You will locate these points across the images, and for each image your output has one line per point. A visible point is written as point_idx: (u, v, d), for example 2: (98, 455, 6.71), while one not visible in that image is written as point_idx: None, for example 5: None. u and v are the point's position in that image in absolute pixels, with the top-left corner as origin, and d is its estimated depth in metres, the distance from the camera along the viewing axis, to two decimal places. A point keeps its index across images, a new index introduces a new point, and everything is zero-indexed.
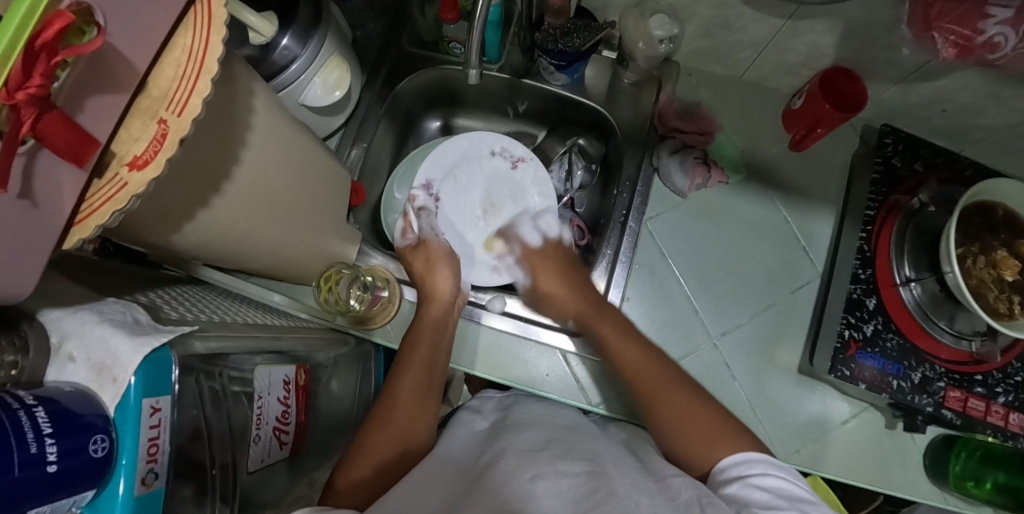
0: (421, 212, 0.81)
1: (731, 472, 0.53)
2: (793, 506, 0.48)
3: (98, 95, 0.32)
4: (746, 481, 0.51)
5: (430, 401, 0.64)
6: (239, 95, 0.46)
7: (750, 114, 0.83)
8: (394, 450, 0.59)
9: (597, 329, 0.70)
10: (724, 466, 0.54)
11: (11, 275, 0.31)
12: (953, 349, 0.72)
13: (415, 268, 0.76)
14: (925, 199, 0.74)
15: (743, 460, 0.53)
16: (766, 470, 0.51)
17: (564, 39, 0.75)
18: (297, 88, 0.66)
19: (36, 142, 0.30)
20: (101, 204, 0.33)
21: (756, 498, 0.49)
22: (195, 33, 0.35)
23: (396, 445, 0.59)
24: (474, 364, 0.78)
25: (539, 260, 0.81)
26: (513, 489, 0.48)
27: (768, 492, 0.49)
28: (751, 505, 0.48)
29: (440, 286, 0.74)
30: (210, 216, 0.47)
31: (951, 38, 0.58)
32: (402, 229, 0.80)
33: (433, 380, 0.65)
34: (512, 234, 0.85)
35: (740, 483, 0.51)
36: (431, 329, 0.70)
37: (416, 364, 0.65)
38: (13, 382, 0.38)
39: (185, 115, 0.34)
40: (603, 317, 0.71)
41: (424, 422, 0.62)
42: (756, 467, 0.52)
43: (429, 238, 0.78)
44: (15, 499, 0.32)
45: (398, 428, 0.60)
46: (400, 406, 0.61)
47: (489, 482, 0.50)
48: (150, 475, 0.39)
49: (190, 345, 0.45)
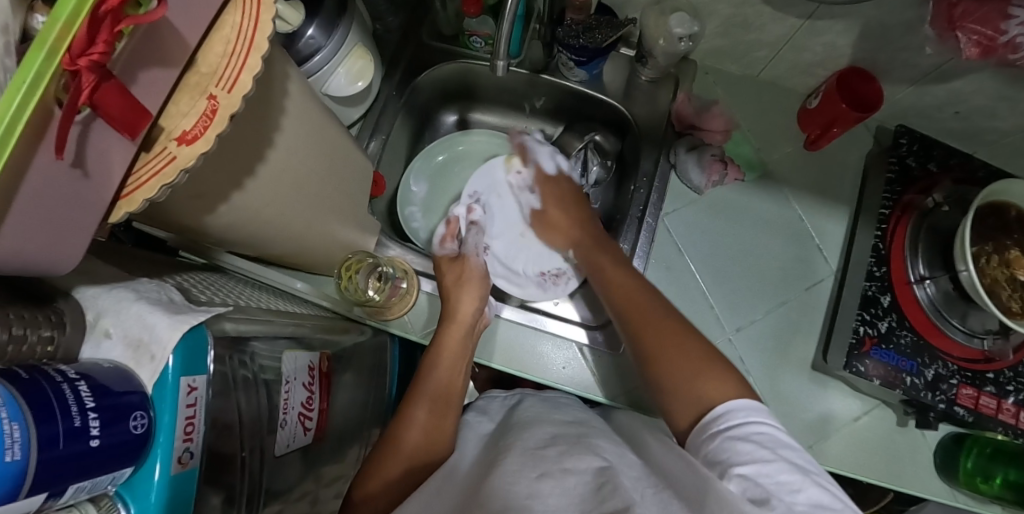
0: (471, 226, 0.85)
1: (714, 426, 0.51)
2: (776, 455, 0.46)
3: (151, 68, 0.32)
4: (728, 434, 0.50)
5: (446, 423, 0.63)
6: (277, 80, 0.46)
7: (765, 114, 0.84)
8: (407, 467, 0.59)
9: (595, 261, 0.75)
10: (708, 422, 0.52)
11: (59, 244, 0.31)
12: (966, 347, 0.73)
13: (447, 282, 0.75)
14: (939, 199, 0.75)
15: (725, 411, 0.52)
16: (748, 419, 0.50)
17: (585, 35, 0.75)
18: (321, 78, 0.67)
19: (91, 111, 0.30)
20: (148, 178, 0.34)
21: (738, 449, 0.47)
22: (244, 11, 0.35)
23: (412, 458, 0.59)
24: (491, 358, 0.78)
25: (554, 189, 0.85)
26: (518, 486, 0.48)
27: (749, 442, 0.48)
28: (732, 457, 0.47)
29: (465, 305, 0.73)
30: (244, 198, 0.48)
31: (975, 39, 0.59)
32: (443, 237, 0.83)
33: (449, 404, 0.65)
34: (529, 155, 0.88)
35: (723, 437, 0.50)
36: (451, 351, 0.69)
37: (431, 391, 0.65)
38: (50, 358, 0.37)
39: (236, 92, 0.35)
40: (595, 248, 0.77)
41: (442, 438, 0.62)
42: (738, 417, 0.51)
43: (468, 256, 0.79)
44: (61, 472, 0.31)
45: (412, 445, 0.60)
46: (417, 425, 0.62)
47: (494, 478, 0.50)
48: (186, 453, 0.38)
49: (221, 326, 0.44)
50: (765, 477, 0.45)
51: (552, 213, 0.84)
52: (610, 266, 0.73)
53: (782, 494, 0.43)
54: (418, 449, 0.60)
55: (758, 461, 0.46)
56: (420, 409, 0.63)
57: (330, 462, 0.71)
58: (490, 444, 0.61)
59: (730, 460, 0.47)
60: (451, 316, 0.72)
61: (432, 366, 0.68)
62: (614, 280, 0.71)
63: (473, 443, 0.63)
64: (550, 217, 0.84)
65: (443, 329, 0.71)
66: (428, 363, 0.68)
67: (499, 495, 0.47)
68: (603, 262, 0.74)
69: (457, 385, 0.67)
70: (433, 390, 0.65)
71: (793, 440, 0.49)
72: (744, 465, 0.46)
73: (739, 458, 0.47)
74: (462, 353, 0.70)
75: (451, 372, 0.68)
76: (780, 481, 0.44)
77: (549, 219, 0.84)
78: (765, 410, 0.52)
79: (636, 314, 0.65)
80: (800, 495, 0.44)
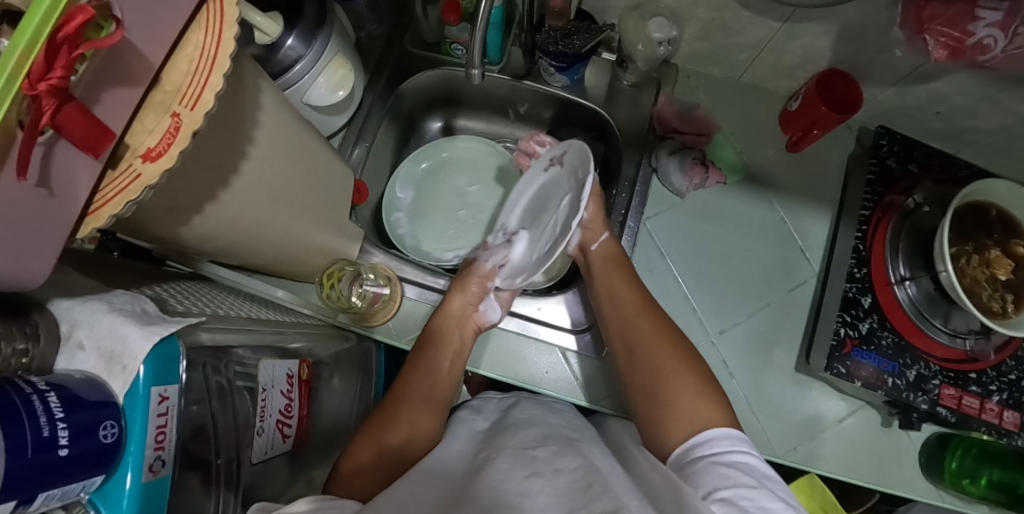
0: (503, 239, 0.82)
1: (695, 452, 0.53)
2: (760, 484, 0.48)
3: (114, 88, 0.33)
4: (711, 459, 0.51)
5: (430, 422, 0.63)
6: (248, 93, 0.47)
7: (747, 116, 0.85)
8: (376, 457, 0.58)
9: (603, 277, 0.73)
10: (691, 447, 0.54)
11: (25, 261, 0.32)
12: (949, 348, 0.73)
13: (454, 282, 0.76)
14: (920, 199, 0.76)
15: (707, 438, 0.53)
16: (732, 447, 0.52)
17: (563, 41, 0.76)
18: (302, 87, 0.68)
19: (54, 132, 0.31)
20: (114, 194, 0.35)
21: (722, 473, 0.49)
22: (207, 30, 0.36)
23: (385, 454, 0.58)
24: (479, 364, 0.79)
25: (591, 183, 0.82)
26: (509, 484, 0.48)
27: (731, 467, 0.49)
28: (716, 480, 0.48)
29: (455, 303, 0.74)
30: (218, 210, 0.49)
31: (942, 40, 0.60)
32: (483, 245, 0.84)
33: (436, 397, 0.65)
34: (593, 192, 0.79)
35: (705, 462, 0.51)
36: (440, 347, 0.69)
37: (421, 387, 0.65)
38: (24, 370, 0.38)
39: (198, 109, 0.35)
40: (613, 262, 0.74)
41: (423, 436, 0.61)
42: (721, 444, 0.52)
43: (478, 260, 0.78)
44: (28, 481, 0.32)
45: (392, 440, 0.59)
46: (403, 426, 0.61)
47: (483, 478, 0.50)
48: (157, 462, 0.39)
49: (196, 337, 0.45)
50: (747, 501, 0.46)
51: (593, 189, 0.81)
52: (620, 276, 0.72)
53: None
54: (395, 447, 0.59)
55: (740, 486, 0.47)
56: (405, 406, 0.62)
57: (317, 467, 0.72)
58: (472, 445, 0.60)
59: (713, 482, 0.48)
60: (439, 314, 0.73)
61: (425, 362, 0.68)
62: (619, 294, 0.70)
63: (461, 441, 0.63)
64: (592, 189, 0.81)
65: (436, 326, 0.72)
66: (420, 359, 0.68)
67: (488, 490, 0.47)
68: (613, 276, 0.72)
69: (448, 384, 0.67)
70: (423, 386, 0.65)
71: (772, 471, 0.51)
72: (726, 489, 0.47)
73: (721, 482, 0.48)
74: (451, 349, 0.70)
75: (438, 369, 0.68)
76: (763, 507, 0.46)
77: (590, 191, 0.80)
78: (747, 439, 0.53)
79: (644, 325, 0.65)
80: None
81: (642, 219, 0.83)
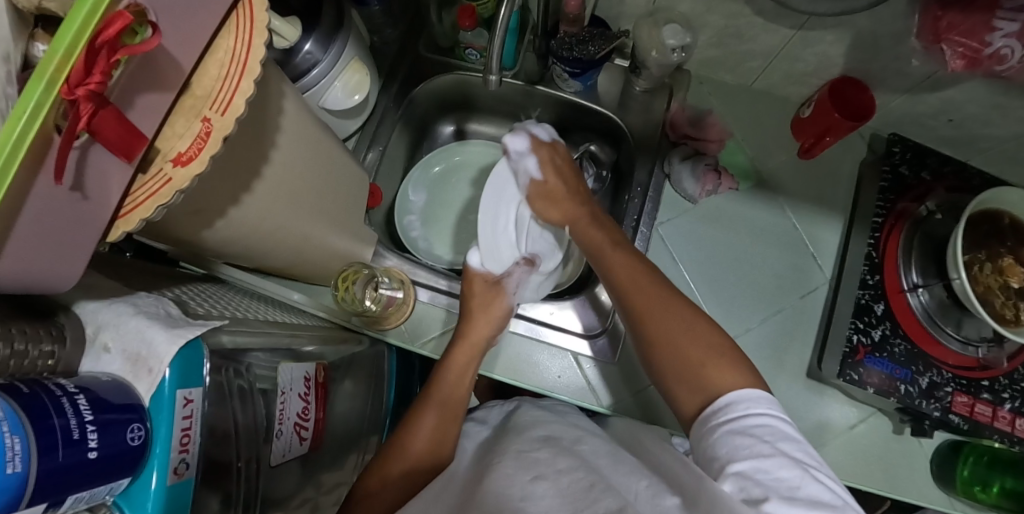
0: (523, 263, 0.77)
1: (715, 419, 0.50)
2: (776, 450, 0.45)
3: (146, 93, 0.33)
4: (728, 427, 0.48)
5: (450, 430, 0.63)
6: (273, 98, 0.48)
7: (760, 122, 0.85)
8: (402, 469, 0.59)
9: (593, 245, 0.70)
10: (709, 414, 0.50)
11: (58, 264, 0.32)
12: (961, 355, 0.74)
13: (468, 302, 0.74)
14: (932, 207, 0.76)
15: (727, 404, 0.50)
16: (749, 412, 0.48)
17: (578, 47, 0.77)
18: (318, 92, 0.68)
19: (89, 136, 0.31)
20: (145, 198, 0.35)
21: (737, 444, 0.46)
22: (237, 36, 0.37)
23: (396, 461, 0.59)
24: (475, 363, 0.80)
25: (548, 153, 0.76)
26: (512, 489, 0.47)
27: (747, 435, 0.46)
28: (732, 452, 0.46)
29: (476, 329, 0.71)
30: (240, 214, 0.49)
31: (959, 51, 0.60)
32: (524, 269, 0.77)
33: (457, 410, 0.64)
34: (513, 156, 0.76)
35: (723, 431, 0.48)
36: (455, 362, 0.68)
37: (441, 392, 0.65)
38: (50, 372, 0.38)
39: (229, 115, 0.36)
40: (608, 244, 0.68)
41: (444, 444, 0.62)
42: (738, 409, 0.49)
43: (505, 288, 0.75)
44: (59, 482, 0.32)
45: (416, 450, 0.60)
46: (420, 434, 0.61)
47: (490, 484, 0.49)
48: (182, 464, 0.39)
49: (218, 339, 0.46)
50: (762, 473, 0.43)
51: (552, 185, 0.75)
52: (607, 245, 0.68)
53: (781, 491, 0.42)
54: (422, 457, 0.60)
55: (756, 457, 0.44)
56: (426, 420, 0.62)
57: (328, 470, 0.72)
58: (482, 450, 0.61)
59: (729, 456, 0.46)
60: (462, 336, 0.71)
61: (442, 372, 0.67)
62: (612, 263, 0.65)
63: (466, 448, 0.63)
64: (551, 190, 0.75)
65: (453, 347, 0.70)
66: (438, 371, 0.68)
67: (493, 497, 0.47)
68: (598, 237, 0.69)
69: (464, 403, 0.66)
70: (440, 394, 0.65)
71: (795, 433, 0.47)
72: (741, 462, 0.44)
73: (736, 454, 0.45)
74: (467, 364, 0.69)
75: (458, 385, 0.66)
76: (779, 477, 0.43)
77: (550, 193, 0.75)
78: (769, 400, 0.50)
79: (642, 304, 0.60)
80: (799, 492, 0.42)
81: (655, 223, 0.83)
